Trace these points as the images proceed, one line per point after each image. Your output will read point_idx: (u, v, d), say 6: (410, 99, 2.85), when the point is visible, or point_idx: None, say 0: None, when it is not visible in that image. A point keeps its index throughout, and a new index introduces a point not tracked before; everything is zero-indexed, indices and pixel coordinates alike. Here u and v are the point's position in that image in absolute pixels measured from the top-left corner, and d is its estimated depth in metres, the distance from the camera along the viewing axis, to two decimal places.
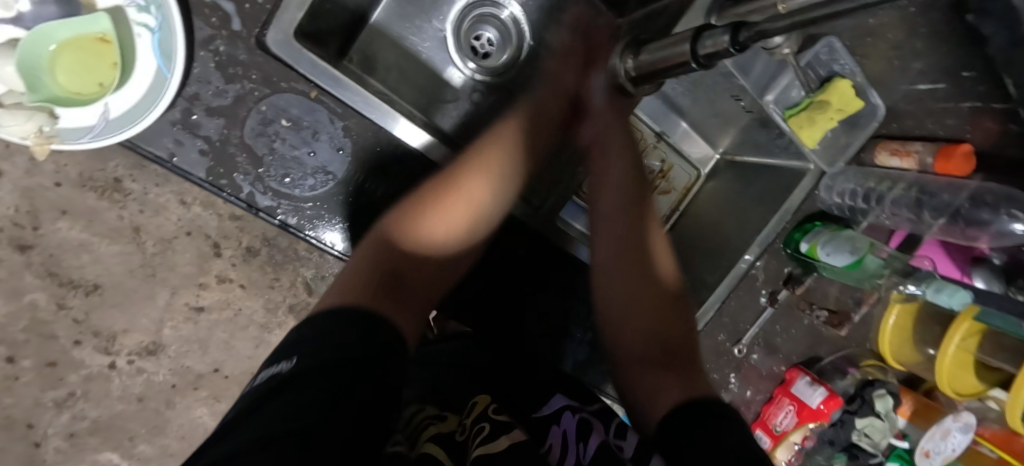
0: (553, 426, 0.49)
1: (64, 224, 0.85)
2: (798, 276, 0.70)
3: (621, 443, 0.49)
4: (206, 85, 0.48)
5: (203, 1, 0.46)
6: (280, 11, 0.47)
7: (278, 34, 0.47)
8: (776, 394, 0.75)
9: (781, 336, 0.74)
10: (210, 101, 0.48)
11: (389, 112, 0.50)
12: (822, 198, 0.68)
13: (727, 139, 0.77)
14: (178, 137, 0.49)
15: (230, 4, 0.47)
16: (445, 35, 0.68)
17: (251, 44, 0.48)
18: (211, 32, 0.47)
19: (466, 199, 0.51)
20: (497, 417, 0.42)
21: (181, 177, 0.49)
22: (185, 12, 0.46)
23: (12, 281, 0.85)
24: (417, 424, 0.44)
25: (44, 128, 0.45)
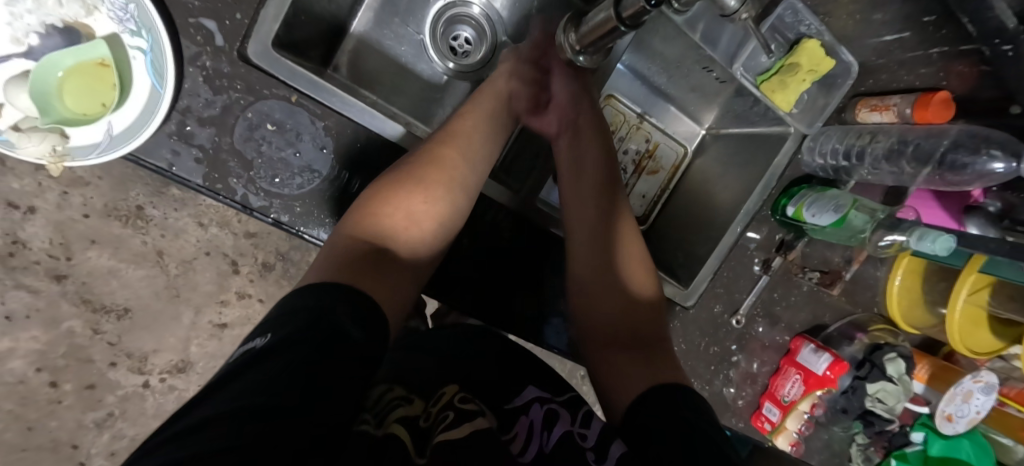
0: (521, 414, 0.49)
1: (94, 253, 0.89)
2: (790, 241, 0.71)
3: (586, 432, 0.46)
4: (197, 97, 0.52)
5: (188, 22, 0.51)
6: (257, 25, 0.52)
7: (258, 46, 0.52)
8: (782, 365, 0.74)
9: (780, 304, 0.74)
10: (201, 111, 0.53)
11: (366, 109, 0.56)
12: (805, 161, 0.69)
13: (712, 113, 0.77)
14: (175, 148, 0.52)
15: (212, 22, 0.52)
16: (423, 38, 0.72)
17: (233, 57, 0.53)
18: (197, 49, 0.52)
19: (441, 184, 0.55)
20: (462, 405, 0.44)
21: (180, 184, 0.53)
22: (173, 33, 0.51)
23: (50, 311, 0.90)
24: (384, 405, 0.44)
25: (57, 147, 0.50)
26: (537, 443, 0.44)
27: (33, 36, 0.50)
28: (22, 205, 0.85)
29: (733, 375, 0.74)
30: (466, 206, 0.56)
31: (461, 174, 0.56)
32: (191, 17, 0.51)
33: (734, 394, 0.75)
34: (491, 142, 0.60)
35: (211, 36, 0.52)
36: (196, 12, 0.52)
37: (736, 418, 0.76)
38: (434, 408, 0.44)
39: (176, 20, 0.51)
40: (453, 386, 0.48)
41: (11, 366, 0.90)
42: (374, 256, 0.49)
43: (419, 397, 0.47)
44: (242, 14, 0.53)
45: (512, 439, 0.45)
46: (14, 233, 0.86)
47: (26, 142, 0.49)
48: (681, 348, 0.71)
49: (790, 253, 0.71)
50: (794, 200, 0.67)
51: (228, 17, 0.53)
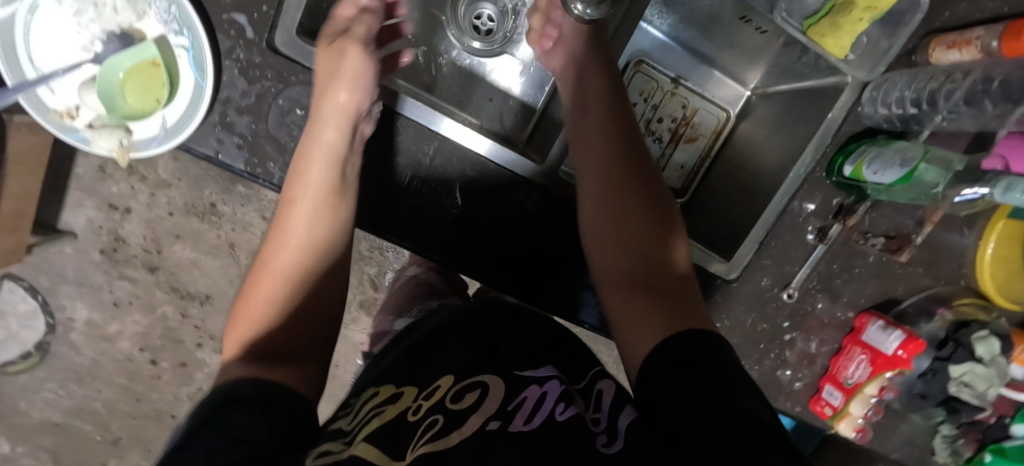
0: (532, 383, 0.42)
1: (179, 246, 0.99)
2: (849, 205, 0.64)
3: (599, 416, 0.42)
4: (234, 89, 0.55)
5: (222, 19, 0.54)
6: (282, 16, 0.54)
7: (284, 35, 0.55)
8: (845, 344, 0.68)
9: (841, 277, 0.67)
10: (239, 101, 0.55)
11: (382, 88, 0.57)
12: (867, 114, 0.61)
13: (758, 73, 0.70)
14: (220, 137, 0.56)
15: (242, 16, 0.54)
16: (445, 21, 0.70)
17: (262, 48, 0.55)
18: (233, 43, 0.54)
19: (273, 280, 0.51)
20: (454, 406, 0.41)
21: (226, 170, 0.56)
22: (211, 31, 0.54)
23: (146, 298, 1.01)
24: (366, 414, 0.41)
25: (124, 142, 0.55)
26: (547, 411, 0.39)
27: (97, 43, 0.55)
28: (121, 205, 0.96)
29: (788, 356, 0.68)
30: (317, 280, 0.52)
31: (290, 259, 0.51)
32: (224, 14, 0.54)
33: (790, 376, 0.69)
34: (331, 201, 0.53)
35: (242, 29, 0.55)
36: (229, 8, 0.54)
37: (792, 402, 0.70)
38: (423, 404, 0.41)
39: (211, 18, 0.54)
40: (448, 376, 0.44)
41: (120, 346, 1.02)
42: (257, 352, 0.45)
43: (410, 389, 0.44)
44: (267, 6, 0.54)
45: (517, 411, 0.40)
46: (115, 231, 0.97)
47: (94, 137, 0.55)
48: (725, 325, 0.66)
49: (848, 219, 0.63)
50: (852, 158, 0.60)
51: (256, 9, 0.54)
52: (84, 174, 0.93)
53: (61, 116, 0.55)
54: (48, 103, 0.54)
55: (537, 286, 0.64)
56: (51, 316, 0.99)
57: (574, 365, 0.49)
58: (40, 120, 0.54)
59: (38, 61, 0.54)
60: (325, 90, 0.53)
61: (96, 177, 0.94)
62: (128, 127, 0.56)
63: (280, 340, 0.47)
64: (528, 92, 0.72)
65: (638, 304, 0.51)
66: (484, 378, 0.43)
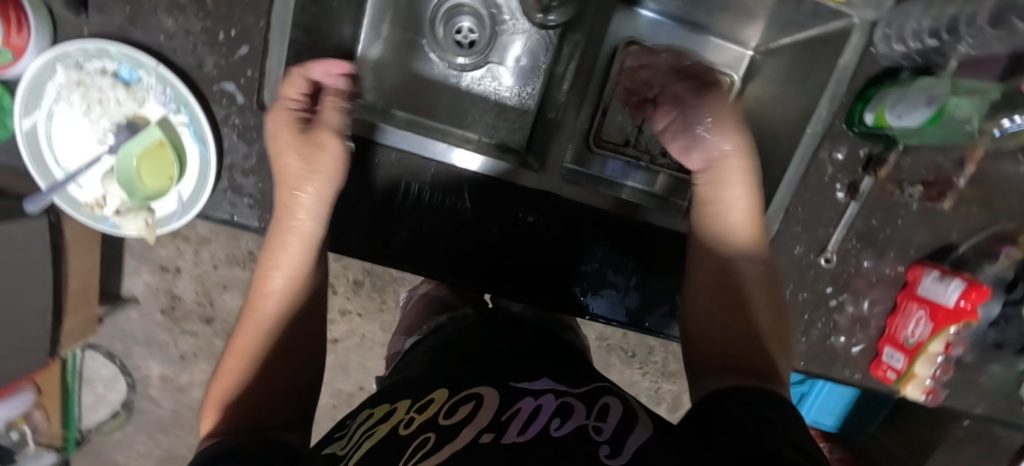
0: (527, 395, 0.35)
1: (228, 296, 1.05)
2: (879, 155, 0.60)
3: (602, 425, 0.32)
4: (236, 153, 0.56)
5: (214, 90, 0.55)
6: (265, 77, 0.55)
7: (271, 95, 0.55)
8: (900, 301, 0.63)
9: (884, 231, 0.62)
10: (243, 164, 0.56)
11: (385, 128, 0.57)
12: (884, 55, 0.57)
13: (757, 29, 0.67)
14: (232, 200, 0.57)
15: (231, 83, 0.55)
16: (425, 42, 0.71)
17: (255, 110, 0.56)
18: (228, 110, 0.56)
19: (251, 336, 0.50)
20: (446, 421, 0.33)
21: (243, 231, 0.58)
22: (205, 103, 0.55)
23: (208, 348, 1.08)
24: (359, 437, 0.35)
25: (149, 221, 0.58)
26: (542, 424, 0.32)
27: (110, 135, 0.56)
28: (171, 266, 1.02)
29: (839, 322, 0.64)
30: (294, 343, 0.51)
31: (267, 325, 0.50)
32: (215, 85, 0.55)
33: (845, 343, 0.65)
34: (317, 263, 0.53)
35: (234, 96, 0.55)
36: (218, 79, 0.55)
37: (851, 370, 0.66)
38: (416, 417, 0.34)
39: (204, 91, 0.55)
40: (442, 389, 0.37)
41: (193, 394, 1.09)
42: (241, 413, 0.44)
43: (405, 399, 0.37)
44: (252, 69, 0.55)
45: (511, 421, 0.32)
46: (171, 291, 1.04)
47: (123, 221, 0.57)
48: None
49: (879, 171, 0.59)
50: (873, 104, 0.56)
51: (242, 75, 0.55)
52: (135, 243, 1.00)
53: (91, 207, 0.57)
54: (77, 197, 0.57)
55: (536, 295, 0.64)
56: (129, 376, 1.07)
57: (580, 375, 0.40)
58: (75, 215, 0.57)
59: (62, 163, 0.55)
60: (293, 185, 0.49)
61: (144, 245, 1.00)
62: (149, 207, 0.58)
63: (268, 401, 0.46)
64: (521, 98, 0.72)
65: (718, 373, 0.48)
66: (480, 391, 0.36)
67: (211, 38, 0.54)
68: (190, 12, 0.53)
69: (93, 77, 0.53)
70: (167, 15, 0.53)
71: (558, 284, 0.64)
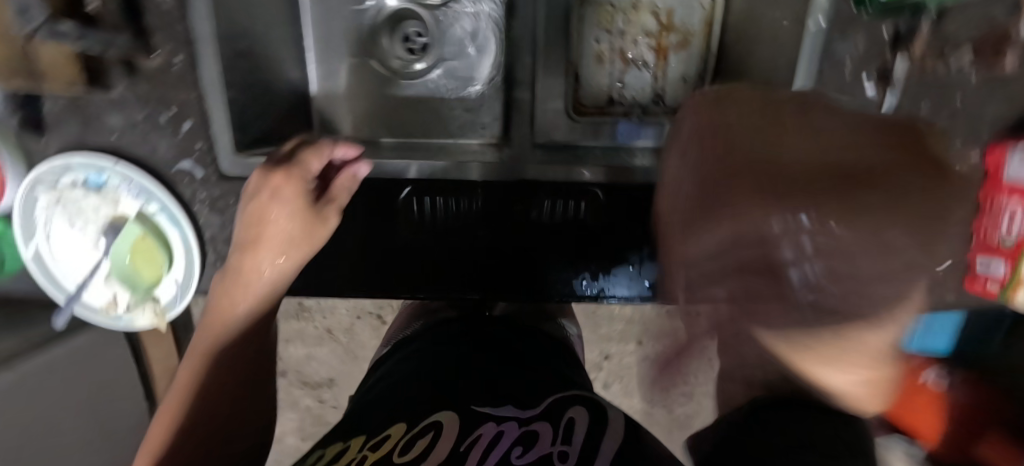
0: (488, 420, 0.35)
1: (292, 348, 1.08)
2: (909, 29, 0.48)
3: (567, 450, 0.32)
4: (214, 226, 0.56)
5: (175, 172, 0.55)
6: (217, 144, 0.54)
7: (229, 161, 0.54)
8: (985, 196, 0.50)
9: (941, 117, 0.50)
10: (223, 235, 0.57)
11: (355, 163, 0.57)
12: None
13: None
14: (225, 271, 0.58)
15: (187, 160, 0.54)
16: (374, 61, 0.66)
17: (218, 180, 0.55)
18: (192, 187, 0.55)
19: (185, 387, 0.44)
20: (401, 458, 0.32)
21: None
22: (171, 186, 0.55)
23: (289, 398, 1.13)
24: None
25: (158, 310, 0.58)
26: (503, 452, 0.32)
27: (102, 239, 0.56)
28: None
29: None
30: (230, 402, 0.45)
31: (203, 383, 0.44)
32: (172, 166, 0.55)
33: None
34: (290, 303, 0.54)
35: (190, 173, 0.55)
36: (173, 159, 0.54)
37: (940, 290, 0.55)
38: (369, 455, 0.34)
39: (165, 175, 0.55)
40: (401, 423, 0.36)
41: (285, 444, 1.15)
42: None
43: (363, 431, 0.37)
44: (201, 141, 0.54)
45: (469, 452, 0.32)
46: None
47: (136, 315, 0.58)
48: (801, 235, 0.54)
49: (910, 49, 0.48)
50: None
51: (195, 150, 0.54)
52: None
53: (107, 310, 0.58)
54: (91, 304, 0.58)
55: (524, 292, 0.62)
56: None
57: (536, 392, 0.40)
58: (95, 320, 0.58)
59: (68, 277, 0.57)
60: (279, 250, 0.47)
61: None
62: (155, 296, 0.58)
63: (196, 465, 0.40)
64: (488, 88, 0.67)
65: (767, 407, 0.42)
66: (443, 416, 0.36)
67: (156, 123, 0.53)
68: (130, 104, 0.53)
69: (67, 191, 0.54)
70: (112, 113, 0.53)
71: (541, 282, 0.62)
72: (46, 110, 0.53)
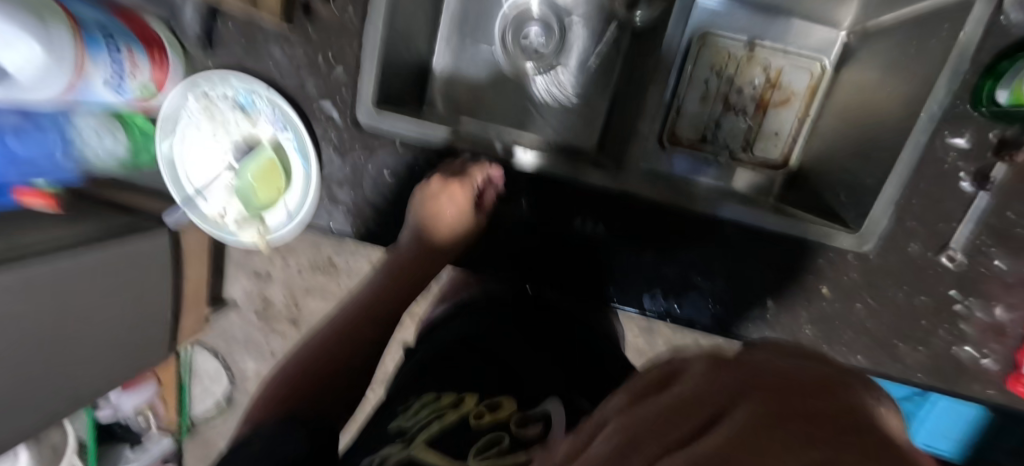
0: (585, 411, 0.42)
1: (313, 300, 1.16)
2: (1016, 138, 0.52)
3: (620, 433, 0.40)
4: (334, 166, 0.65)
5: (318, 111, 0.64)
6: (360, 96, 0.61)
7: (365, 112, 0.61)
8: None
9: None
10: (339, 177, 0.65)
11: (422, 127, 0.62)
12: (1015, 23, 0.51)
13: (850, 8, 0.61)
14: (329, 209, 0.66)
15: (330, 104, 0.64)
16: (497, 52, 0.72)
17: (349, 127, 0.64)
18: (326, 126, 0.64)
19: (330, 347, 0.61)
20: (518, 432, 0.39)
21: (341, 237, 0.67)
22: (308, 121, 0.64)
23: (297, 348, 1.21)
24: (424, 416, 0.44)
25: (263, 229, 0.72)
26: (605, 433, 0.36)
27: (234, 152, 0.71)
28: (263, 272, 1.16)
29: (965, 331, 0.56)
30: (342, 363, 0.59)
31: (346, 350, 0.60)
32: (315, 103, 0.64)
33: (974, 355, 0.57)
34: (394, 283, 0.68)
35: (330, 112, 0.64)
36: (318, 98, 0.64)
37: (982, 385, 0.57)
38: (486, 415, 0.42)
39: (306, 109, 0.64)
40: (509, 397, 0.44)
41: None
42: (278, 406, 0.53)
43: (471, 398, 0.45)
44: (346, 88, 0.63)
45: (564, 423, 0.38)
46: (263, 295, 1.18)
47: (245, 229, 0.72)
48: (826, 293, 0.58)
49: (1016, 156, 0.52)
50: (1007, 80, 0.50)
51: (339, 95, 0.63)
52: (234, 251, 1.16)
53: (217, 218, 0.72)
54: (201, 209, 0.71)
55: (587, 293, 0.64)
56: (230, 371, 1.24)
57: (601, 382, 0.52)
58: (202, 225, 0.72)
59: (195, 178, 0.71)
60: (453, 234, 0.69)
61: (242, 253, 1.15)
62: (263, 217, 0.72)
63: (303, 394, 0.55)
64: (575, 93, 0.71)
65: None
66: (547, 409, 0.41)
67: (312, 61, 0.63)
68: (295, 40, 0.62)
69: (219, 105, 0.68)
70: (275, 45, 0.63)
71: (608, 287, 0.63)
72: (218, 27, 0.63)
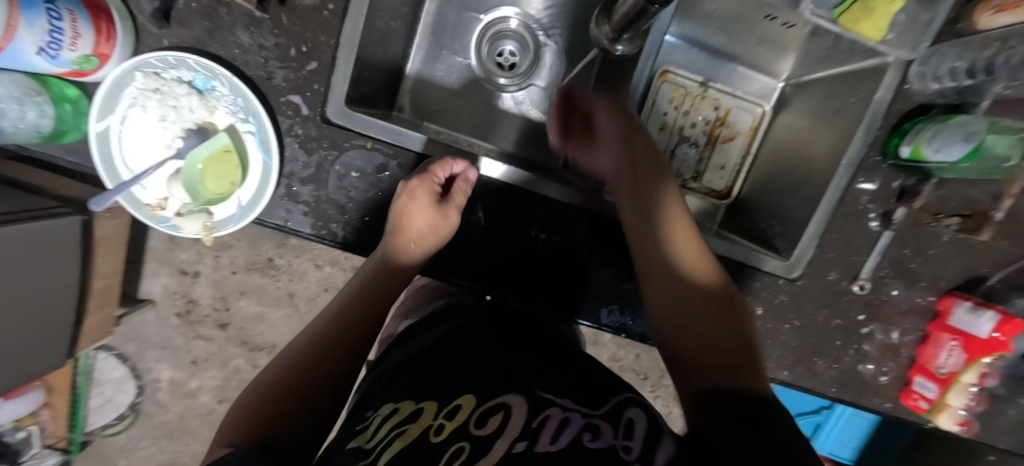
0: (555, 405, 0.44)
1: (245, 301, 1.09)
2: (913, 187, 0.62)
3: (630, 444, 0.41)
4: (296, 162, 0.63)
5: (283, 103, 0.62)
6: (331, 91, 0.60)
7: (334, 107, 0.61)
8: (932, 331, 0.63)
9: (916, 260, 0.63)
10: (301, 173, 0.63)
11: (392, 128, 0.62)
12: (915, 90, 0.61)
13: (790, 62, 0.69)
14: (287, 206, 0.64)
15: (298, 97, 0.62)
16: (471, 64, 0.75)
17: (316, 122, 0.62)
18: (291, 120, 0.63)
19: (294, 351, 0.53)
20: (478, 432, 0.42)
21: (296, 235, 0.64)
22: (272, 112, 0.62)
23: (221, 353, 1.12)
24: (387, 432, 0.44)
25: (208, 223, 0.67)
26: (574, 434, 0.41)
27: (180, 138, 0.66)
28: (190, 270, 1.08)
29: (866, 350, 0.65)
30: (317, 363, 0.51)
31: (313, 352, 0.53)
32: (282, 96, 0.62)
33: (874, 371, 0.65)
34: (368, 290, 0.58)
35: (297, 107, 0.62)
36: (285, 91, 0.62)
37: (881, 398, 0.66)
38: (446, 424, 0.43)
39: (272, 101, 0.62)
40: (469, 396, 0.46)
41: (201, 400, 1.14)
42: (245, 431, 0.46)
43: (430, 406, 0.46)
44: (318, 84, 0.62)
45: (541, 429, 0.42)
46: (188, 295, 1.09)
47: (188, 221, 0.67)
48: (760, 313, 0.64)
49: (913, 201, 0.61)
50: (909, 138, 0.59)
51: (309, 90, 0.62)
52: (157, 245, 1.06)
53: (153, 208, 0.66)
54: (138, 196, 0.65)
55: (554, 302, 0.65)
56: (138, 379, 1.12)
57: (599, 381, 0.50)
58: (138, 213, 0.66)
59: (132, 163, 0.64)
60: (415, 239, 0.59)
61: (166, 248, 1.06)
62: (210, 210, 0.68)
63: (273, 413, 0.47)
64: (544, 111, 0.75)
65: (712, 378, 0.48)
66: (507, 399, 0.45)
67: (282, 52, 0.61)
68: (266, 28, 0.61)
69: (171, 85, 0.62)
70: (243, 30, 0.61)
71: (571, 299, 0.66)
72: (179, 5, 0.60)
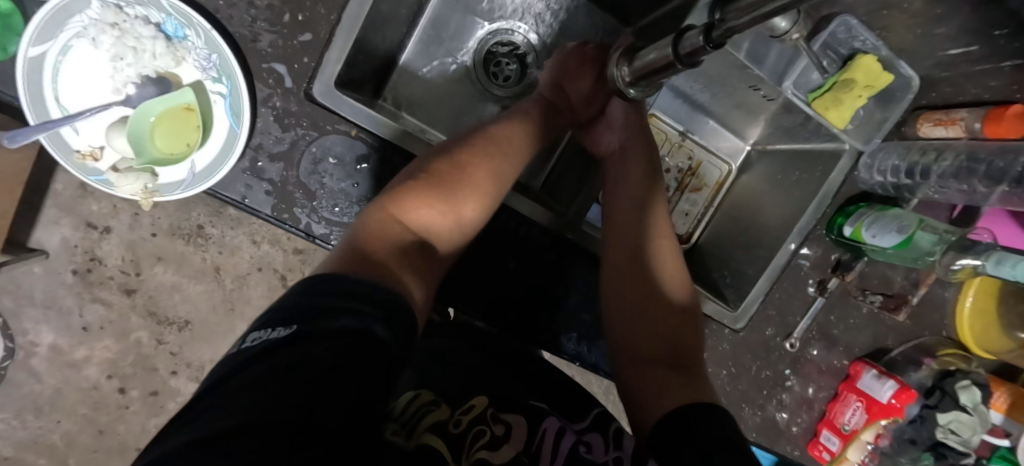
0: (549, 416, 0.53)
1: (160, 269, 0.98)
2: (846, 261, 0.69)
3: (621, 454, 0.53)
4: (268, 135, 0.58)
5: (262, 68, 0.58)
6: (322, 67, 0.57)
7: (322, 85, 0.57)
8: (841, 391, 0.70)
9: (838, 327, 0.70)
10: (271, 148, 0.58)
11: (376, 119, 0.60)
12: (861, 179, 0.67)
13: (758, 130, 0.75)
14: (248, 182, 0.59)
15: (282, 66, 0.58)
16: (466, 68, 0.74)
17: (298, 97, 0.58)
18: (271, 89, 0.58)
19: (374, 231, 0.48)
20: (494, 424, 0.49)
21: (252, 214, 0.59)
22: (249, 77, 0.57)
23: (120, 323, 1.00)
24: (415, 410, 0.49)
25: (148, 185, 0.60)
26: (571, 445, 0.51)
27: (133, 84, 0.59)
28: (99, 225, 0.95)
29: (785, 400, 0.71)
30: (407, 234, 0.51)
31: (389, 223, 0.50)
32: (265, 63, 0.58)
33: (787, 420, 0.71)
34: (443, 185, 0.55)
35: (280, 77, 0.58)
36: (269, 58, 0.58)
37: (791, 446, 0.72)
38: (462, 418, 0.49)
39: (252, 66, 0.57)
40: (481, 397, 0.52)
41: (86, 373, 1.00)
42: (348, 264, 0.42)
43: (446, 403, 0.50)
44: (308, 58, 0.58)
45: (539, 453, 0.49)
46: (92, 251, 0.96)
47: (124, 179, 0.59)
48: None
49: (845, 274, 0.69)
50: (851, 220, 0.65)
51: (297, 61, 0.58)
52: (63, 190, 0.94)
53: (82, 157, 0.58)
54: (70, 142, 0.58)
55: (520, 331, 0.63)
56: (10, 340, 0.97)
57: (579, 406, 0.58)
58: (63, 161, 0.57)
59: (67, 101, 0.57)
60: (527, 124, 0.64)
61: (75, 196, 0.94)
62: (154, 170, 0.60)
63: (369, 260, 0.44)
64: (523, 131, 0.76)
65: (654, 372, 0.56)
66: (513, 418, 0.51)
67: (274, 16, 0.57)
68: None
69: (133, 23, 0.56)
70: None
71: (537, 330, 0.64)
72: None
